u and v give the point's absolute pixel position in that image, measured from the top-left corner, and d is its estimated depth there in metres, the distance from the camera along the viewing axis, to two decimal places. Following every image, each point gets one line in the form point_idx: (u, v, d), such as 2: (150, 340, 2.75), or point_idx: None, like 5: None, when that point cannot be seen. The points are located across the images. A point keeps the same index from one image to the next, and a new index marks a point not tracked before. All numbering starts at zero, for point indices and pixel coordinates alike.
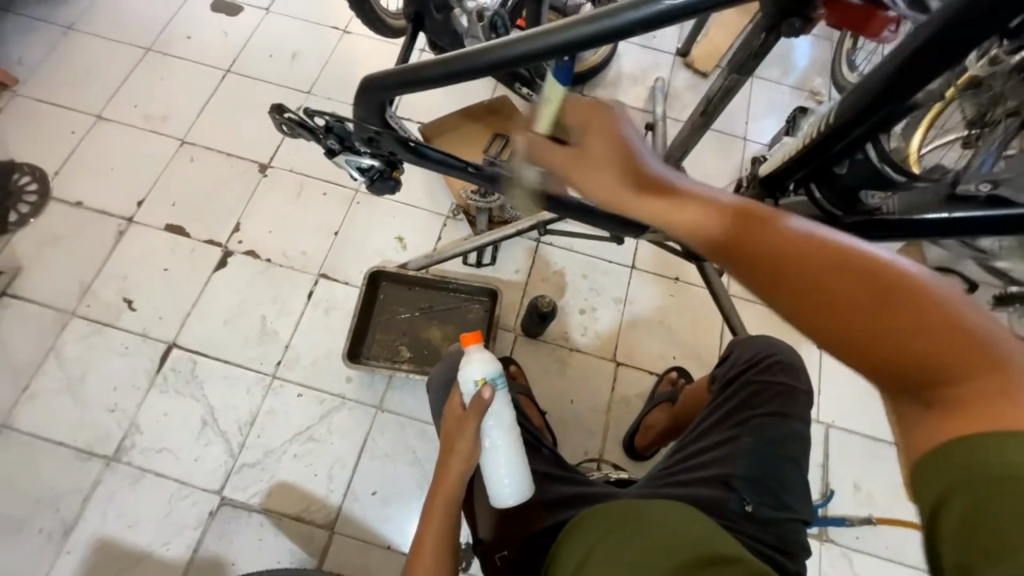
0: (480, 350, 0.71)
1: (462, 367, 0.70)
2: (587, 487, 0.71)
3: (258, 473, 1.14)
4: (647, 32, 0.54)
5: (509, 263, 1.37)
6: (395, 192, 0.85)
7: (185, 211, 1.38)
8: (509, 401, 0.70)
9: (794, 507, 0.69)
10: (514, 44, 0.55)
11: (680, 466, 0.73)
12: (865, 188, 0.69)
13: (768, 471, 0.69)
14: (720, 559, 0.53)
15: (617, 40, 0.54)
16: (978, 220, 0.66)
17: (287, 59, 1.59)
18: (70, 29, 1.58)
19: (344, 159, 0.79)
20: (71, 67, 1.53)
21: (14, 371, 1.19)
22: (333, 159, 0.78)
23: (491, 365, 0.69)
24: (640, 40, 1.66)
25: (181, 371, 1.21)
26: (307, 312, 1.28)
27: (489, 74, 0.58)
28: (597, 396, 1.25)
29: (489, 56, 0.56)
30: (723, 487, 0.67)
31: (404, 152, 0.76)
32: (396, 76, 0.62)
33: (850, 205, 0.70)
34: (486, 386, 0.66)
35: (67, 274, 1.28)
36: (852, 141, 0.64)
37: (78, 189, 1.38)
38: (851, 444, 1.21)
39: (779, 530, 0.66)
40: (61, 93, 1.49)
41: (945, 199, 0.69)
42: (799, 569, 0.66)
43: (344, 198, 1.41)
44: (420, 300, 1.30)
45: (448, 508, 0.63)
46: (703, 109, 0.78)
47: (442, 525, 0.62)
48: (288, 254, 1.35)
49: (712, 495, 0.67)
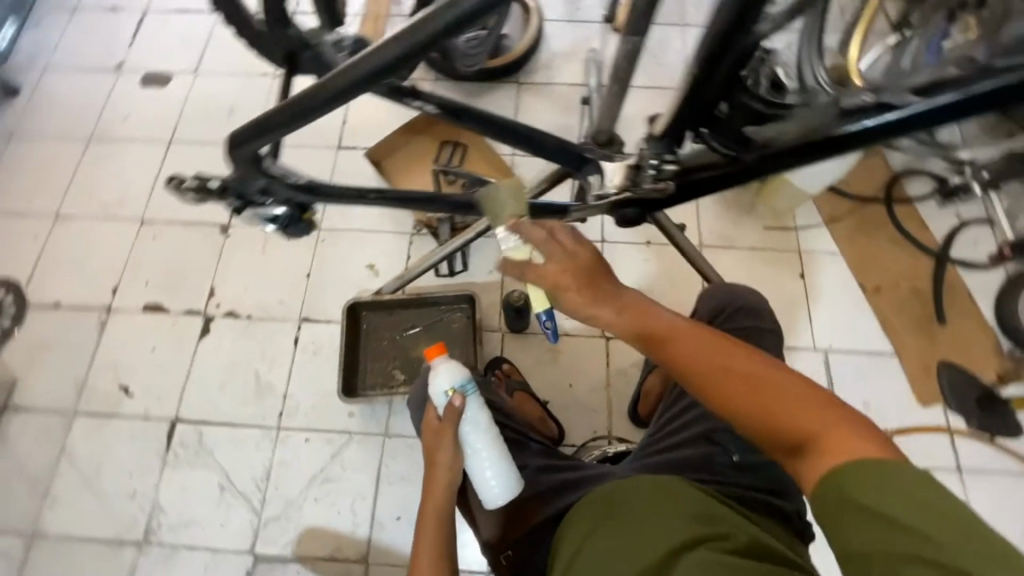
0: (446, 362, 0.74)
1: (430, 380, 0.73)
2: (580, 472, 0.76)
3: (284, 524, 1.16)
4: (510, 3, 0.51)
5: (481, 266, 1.38)
6: (314, 232, 0.84)
7: (160, 288, 1.40)
8: (483, 406, 0.73)
9: None
10: (382, 50, 0.53)
11: (665, 432, 0.79)
12: (746, 125, 0.68)
13: None
14: (706, 534, 0.58)
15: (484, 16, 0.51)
16: (871, 131, 0.63)
17: (225, 117, 1.60)
18: (11, 138, 1.60)
19: (252, 213, 0.76)
20: (20, 175, 1.55)
21: (32, 480, 1.22)
22: (241, 216, 0.75)
23: (458, 374, 0.72)
24: (564, 16, 1.65)
25: (189, 443, 1.24)
26: (297, 359, 1.30)
27: (368, 87, 0.56)
28: (594, 375, 1.26)
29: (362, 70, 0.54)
30: (707, 442, 0.73)
31: (305, 191, 0.74)
32: (276, 114, 0.59)
33: (742, 144, 0.70)
34: (456, 395, 0.70)
35: (62, 374, 1.31)
36: (716, 85, 0.64)
37: (53, 290, 1.40)
38: (850, 365, 1.27)
39: (767, 472, 0.70)
40: (16, 202, 1.52)
41: (838, 117, 0.66)
42: (795, 502, 0.70)
43: (309, 240, 1.43)
44: (402, 322, 1.31)
45: (439, 515, 0.66)
46: (615, 78, 0.80)
47: (436, 533, 0.65)
48: (267, 307, 1.36)
49: (699, 453, 0.72)
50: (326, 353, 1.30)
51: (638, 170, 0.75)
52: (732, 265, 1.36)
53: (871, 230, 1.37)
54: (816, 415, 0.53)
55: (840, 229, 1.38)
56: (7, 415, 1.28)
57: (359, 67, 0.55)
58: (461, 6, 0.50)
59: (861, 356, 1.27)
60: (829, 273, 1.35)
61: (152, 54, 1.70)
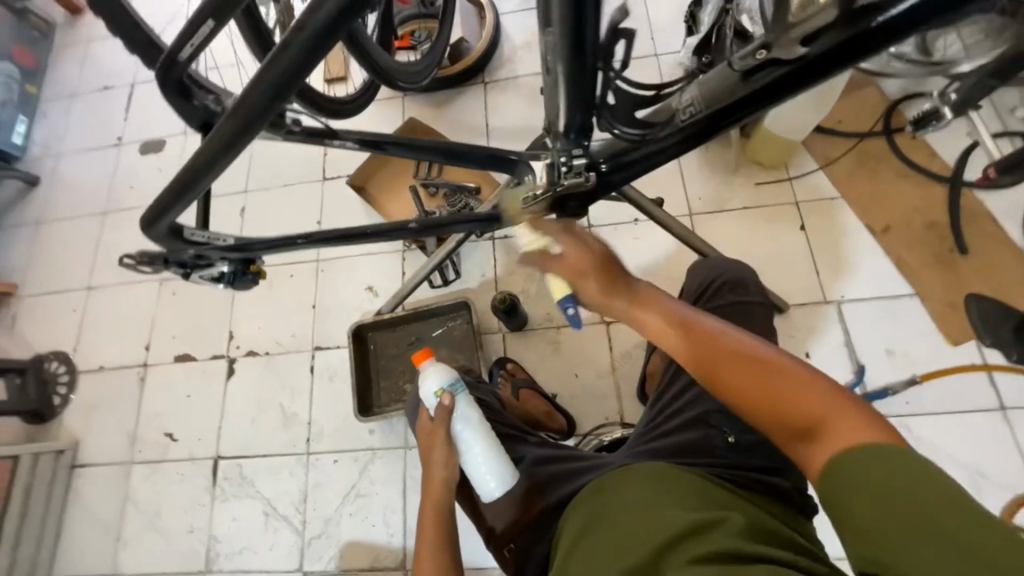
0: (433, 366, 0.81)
1: (422, 383, 0.80)
2: (579, 467, 0.75)
3: (326, 541, 1.24)
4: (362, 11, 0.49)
5: (474, 271, 1.40)
6: (262, 281, 0.85)
7: (186, 339, 1.50)
8: (471, 403, 0.79)
9: None
10: (261, 84, 0.54)
11: (660, 418, 0.76)
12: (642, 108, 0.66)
13: None
14: (698, 525, 0.55)
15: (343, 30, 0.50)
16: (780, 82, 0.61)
17: None
18: (41, 223, 1.76)
19: (198, 277, 0.80)
20: (53, 255, 1.70)
21: (105, 527, 1.35)
22: (189, 280, 0.79)
23: (444, 375, 0.79)
24: (521, 5, 1.63)
25: (232, 476, 1.33)
26: (316, 386, 1.37)
27: (265, 118, 0.58)
28: (599, 362, 1.26)
29: (252, 107, 0.56)
30: (702, 426, 0.70)
31: (233, 251, 0.76)
32: (198, 165, 0.63)
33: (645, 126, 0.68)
34: (446, 394, 0.77)
35: (115, 429, 1.44)
36: (593, 80, 0.61)
37: (97, 355, 1.54)
38: (867, 313, 1.20)
39: (762, 449, 0.68)
40: (54, 280, 1.67)
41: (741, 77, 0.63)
42: (791, 472, 0.68)
43: (310, 272, 1.49)
44: (406, 337, 1.35)
45: (440, 509, 0.70)
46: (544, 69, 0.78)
47: (437, 526, 0.68)
48: (282, 341, 1.44)
49: (693, 438, 0.70)
50: (342, 377, 1.37)
51: (553, 169, 0.74)
52: (727, 229, 1.32)
53: (873, 167, 1.29)
54: (828, 406, 0.51)
55: (839, 171, 1.31)
56: (77, 472, 1.42)
57: (250, 104, 0.57)
58: (312, 27, 0.49)
59: (875, 302, 1.20)
60: (833, 219, 1.28)
61: (147, 121, 1.81)
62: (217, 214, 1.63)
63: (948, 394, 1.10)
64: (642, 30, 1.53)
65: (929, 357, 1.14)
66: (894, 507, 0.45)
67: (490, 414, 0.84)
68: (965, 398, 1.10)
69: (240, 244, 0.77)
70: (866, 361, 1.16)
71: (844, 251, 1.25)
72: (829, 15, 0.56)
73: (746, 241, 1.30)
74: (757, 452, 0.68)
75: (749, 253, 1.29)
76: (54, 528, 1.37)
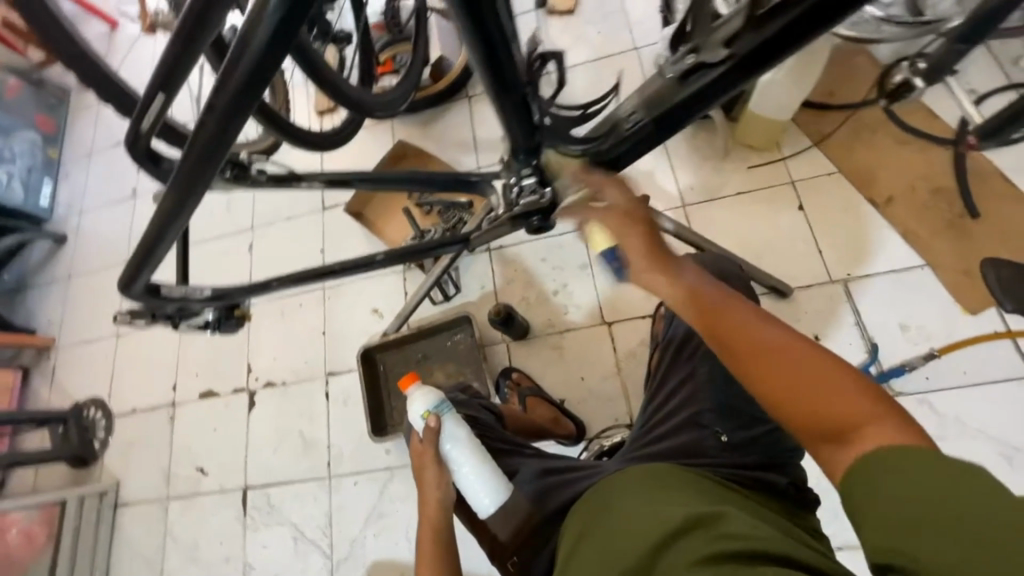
0: (419, 387, 0.79)
1: (409, 407, 0.78)
2: (581, 478, 0.76)
3: (353, 562, 1.27)
4: (303, 17, 0.43)
5: (473, 284, 1.41)
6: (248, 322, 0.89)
7: (208, 375, 1.57)
8: (459, 420, 0.77)
9: (766, 412, 0.70)
10: (209, 111, 0.50)
11: (652, 422, 0.75)
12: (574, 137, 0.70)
13: (736, 394, 0.70)
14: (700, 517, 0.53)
15: (287, 43, 0.44)
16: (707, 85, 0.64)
17: (225, 208, 1.76)
18: (70, 277, 1.87)
19: (188, 326, 0.84)
20: (84, 306, 1.81)
21: (150, 561, 1.42)
22: (180, 329, 0.85)
23: (428, 398, 0.77)
24: None
25: (261, 505, 1.38)
26: (332, 410, 1.41)
27: (223, 152, 0.54)
28: (605, 364, 1.26)
29: (204, 141, 0.52)
30: (694, 427, 0.70)
31: (211, 302, 0.80)
32: (167, 210, 0.60)
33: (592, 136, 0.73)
34: (430, 417, 0.76)
35: (151, 467, 1.52)
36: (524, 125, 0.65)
37: (129, 397, 1.62)
38: (876, 289, 1.16)
39: (757, 445, 0.67)
40: (86, 329, 1.77)
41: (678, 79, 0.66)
42: (791, 468, 0.67)
43: (318, 300, 1.54)
44: (412, 355, 1.38)
45: (435, 542, 0.73)
46: None
47: (435, 560, 0.72)
48: (297, 369, 1.49)
49: (686, 441, 0.69)
50: (356, 400, 1.40)
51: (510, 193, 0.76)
52: (723, 216, 1.30)
53: (870, 137, 1.25)
54: (857, 402, 0.45)
55: (834, 145, 1.27)
56: (120, 510, 1.50)
57: (203, 136, 0.52)
58: (252, 41, 0.44)
59: (885, 277, 1.16)
60: (833, 196, 1.24)
61: None
62: (228, 252, 1.70)
63: (971, 366, 1.05)
64: (620, 25, 1.52)
65: (946, 330, 1.09)
66: (920, 485, 0.40)
67: (484, 433, 0.85)
68: (989, 370, 1.05)
69: (218, 294, 0.80)
70: (881, 338, 1.12)
71: (849, 225, 1.21)
72: (740, 21, 0.59)
73: (744, 226, 1.27)
74: (753, 448, 0.67)
75: (749, 239, 1.26)
76: (103, 565, 1.44)
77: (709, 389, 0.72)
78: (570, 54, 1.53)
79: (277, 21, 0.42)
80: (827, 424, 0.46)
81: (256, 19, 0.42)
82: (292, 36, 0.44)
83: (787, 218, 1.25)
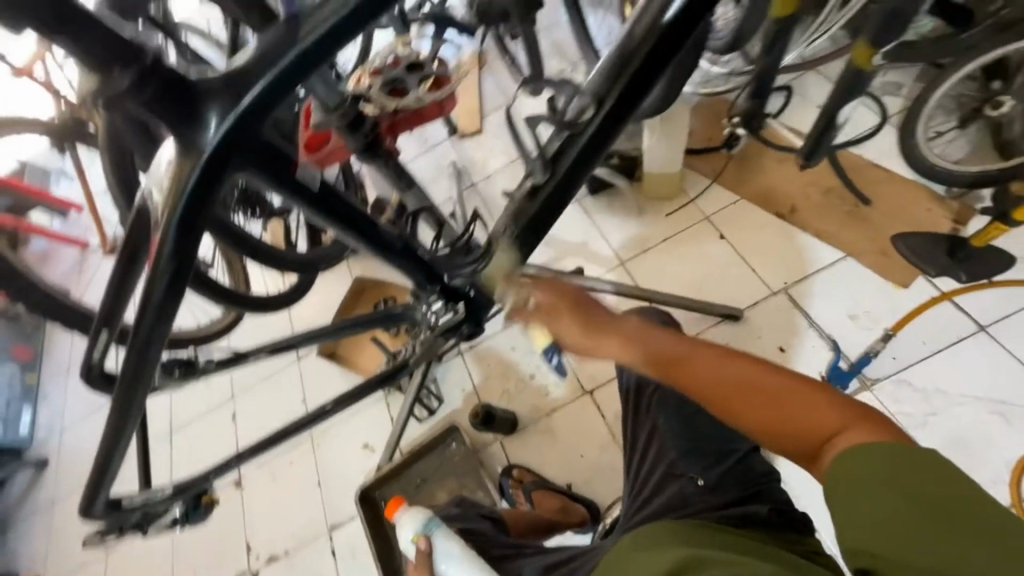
0: (407, 509, 0.80)
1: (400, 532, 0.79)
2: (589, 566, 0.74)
3: None
4: (200, 234, 0.49)
5: (453, 390, 1.43)
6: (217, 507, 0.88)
7: (208, 566, 1.47)
8: (452, 536, 0.75)
9: (735, 442, 0.72)
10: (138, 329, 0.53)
11: (638, 486, 0.75)
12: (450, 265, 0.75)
13: (702, 434, 0.72)
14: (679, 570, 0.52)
15: (192, 257, 0.50)
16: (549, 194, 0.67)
17: (204, 383, 1.78)
18: (55, 501, 1.81)
19: (159, 529, 0.83)
20: (71, 528, 1.73)
21: None
22: (152, 535, 0.83)
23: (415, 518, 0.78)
24: (418, 149, 1.87)
25: None
26: (342, 567, 1.32)
27: (154, 361, 0.56)
28: (600, 434, 1.25)
29: (138, 355, 0.55)
30: (674, 479, 0.71)
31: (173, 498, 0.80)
32: (115, 428, 0.61)
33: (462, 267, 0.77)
34: (420, 539, 0.75)
35: None
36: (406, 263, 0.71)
37: None
38: (815, 288, 1.23)
39: (736, 479, 0.68)
40: (76, 553, 1.67)
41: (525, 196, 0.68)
42: (777, 493, 0.67)
43: (307, 451, 1.51)
44: (410, 481, 1.33)
45: None
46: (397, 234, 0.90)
47: None
48: (298, 532, 1.42)
49: (671, 495, 0.69)
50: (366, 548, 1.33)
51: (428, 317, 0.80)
52: (660, 263, 1.40)
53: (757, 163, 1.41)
54: (818, 408, 0.50)
55: (730, 178, 1.43)
56: None
57: (135, 351, 0.55)
58: (162, 265, 0.49)
59: (818, 276, 1.24)
60: (746, 219, 1.37)
61: None
62: (213, 427, 1.70)
63: (927, 335, 1.10)
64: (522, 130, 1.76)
65: (890, 308, 1.16)
66: (910, 486, 0.46)
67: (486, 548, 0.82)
68: (945, 333, 1.10)
69: (179, 486, 0.81)
70: (838, 332, 1.18)
71: (770, 240, 1.32)
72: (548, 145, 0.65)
73: (682, 267, 1.37)
74: (734, 484, 0.68)
75: (689, 277, 1.35)
76: None
77: (675, 435, 0.73)
78: (489, 165, 1.74)
79: (179, 240, 0.48)
80: (804, 437, 0.50)
81: (161, 243, 0.48)
82: (196, 251, 0.50)
83: (716, 248, 1.36)
